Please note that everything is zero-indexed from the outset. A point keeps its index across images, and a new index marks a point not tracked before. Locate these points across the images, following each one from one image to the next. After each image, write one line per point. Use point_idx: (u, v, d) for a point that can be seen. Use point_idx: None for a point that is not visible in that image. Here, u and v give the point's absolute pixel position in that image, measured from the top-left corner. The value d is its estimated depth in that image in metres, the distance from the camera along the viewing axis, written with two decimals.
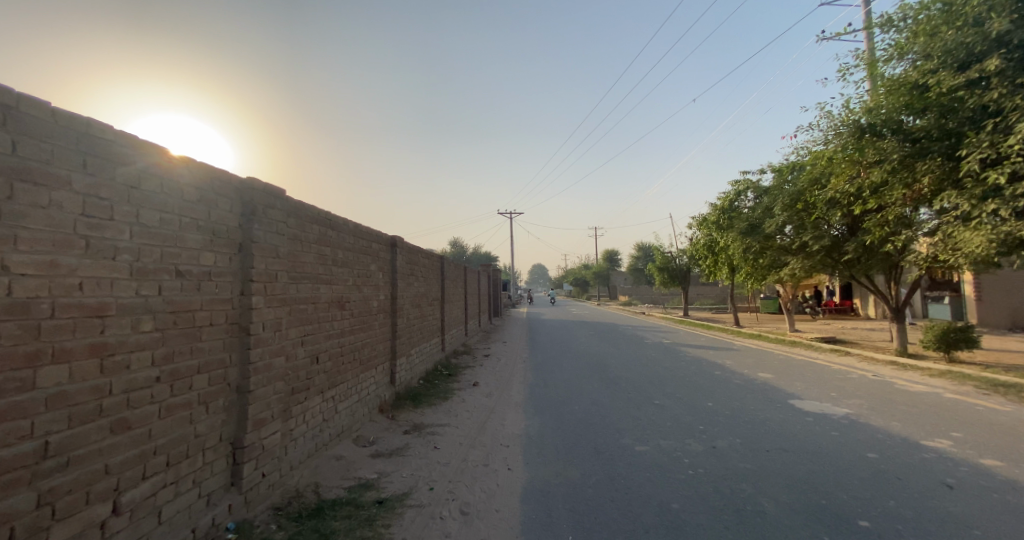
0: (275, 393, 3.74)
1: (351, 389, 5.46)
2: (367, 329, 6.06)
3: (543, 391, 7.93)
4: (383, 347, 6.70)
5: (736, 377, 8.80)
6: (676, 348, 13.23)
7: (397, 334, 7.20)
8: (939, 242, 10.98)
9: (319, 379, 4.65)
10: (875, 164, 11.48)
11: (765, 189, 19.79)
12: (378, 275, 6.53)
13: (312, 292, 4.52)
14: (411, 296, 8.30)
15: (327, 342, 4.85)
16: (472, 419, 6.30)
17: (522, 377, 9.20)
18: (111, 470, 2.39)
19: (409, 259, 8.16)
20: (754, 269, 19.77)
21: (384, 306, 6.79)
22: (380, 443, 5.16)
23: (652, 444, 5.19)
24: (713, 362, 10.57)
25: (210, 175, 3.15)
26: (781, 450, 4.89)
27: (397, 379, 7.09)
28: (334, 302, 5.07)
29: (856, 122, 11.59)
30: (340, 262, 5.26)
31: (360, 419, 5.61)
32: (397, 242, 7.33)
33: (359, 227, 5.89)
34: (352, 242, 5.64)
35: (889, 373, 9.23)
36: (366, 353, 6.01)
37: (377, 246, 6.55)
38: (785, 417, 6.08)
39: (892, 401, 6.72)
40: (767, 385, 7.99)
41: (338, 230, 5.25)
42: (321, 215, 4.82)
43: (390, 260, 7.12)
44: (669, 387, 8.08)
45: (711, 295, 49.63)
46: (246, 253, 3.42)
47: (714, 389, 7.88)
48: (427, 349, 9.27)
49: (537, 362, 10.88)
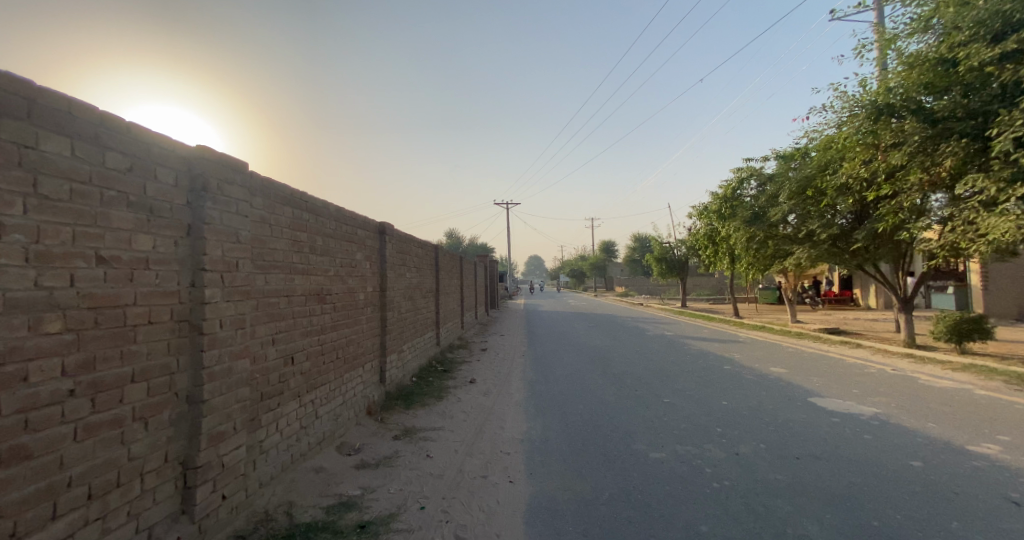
0: (238, 403, 3.18)
1: (334, 391, 4.93)
2: (353, 325, 5.53)
3: (544, 388, 7.43)
4: (372, 343, 6.17)
5: (748, 372, 8.34)
6: (680, 341, 12.76)
7: (387, 328, 6.68)
8: (958, 229, 10.64)
9: (294, 382, 4.11)
10: (892, 147, 11.22)
11: (769, 177, 19.29)
12: (364, 265, 5.98)
13: (284, 283, 3.97)
14: (403, 288, 7.76)
15: (304, 340, 4.32)
16: (469, 421, 5.78)
17: (521, 373, 8.69)
18: (4, 512, 1.82)
19: (400, 248, 7.61)
20: (756, 259, 19.31)
21: (372, 299, 6.25)
22: (367, 452, 4.64)
23: (668, 450, 4.69)
24: (720, 356, 10.13)
25: (147, 142, 2.57)
26: (813, 457, 4.41)
27: (387, 377, 6.56)
28: (313, 295, 4.54)
29: (873, 102, 11.30)
30: (319, 250, 4.71)
31: (345, 423, 5.08)
32: (386, 229, 6.76)
33: (342, 212, 5.33)
34: (333, 227, 5.08)
35: (909, 367, 8.79)
36: (351, 351, 5.47)
37: (363, 233, 5.99)
38: (809, 418, 5.60)
39: (922, 400, 6.28)
40: (783, 381, 7.52)
41: (317, 214, 4.69)
42: (295, 195, 4.24)
43: (378, 249, 6.57)
44: (679, 384, 7.60)
45: (709, 286, 49.34)
46: (196, 237, 2.85)
47: (727, 385, 7.41)
48: (420, 344, 8.74)
49: (537, 357, 10.39)
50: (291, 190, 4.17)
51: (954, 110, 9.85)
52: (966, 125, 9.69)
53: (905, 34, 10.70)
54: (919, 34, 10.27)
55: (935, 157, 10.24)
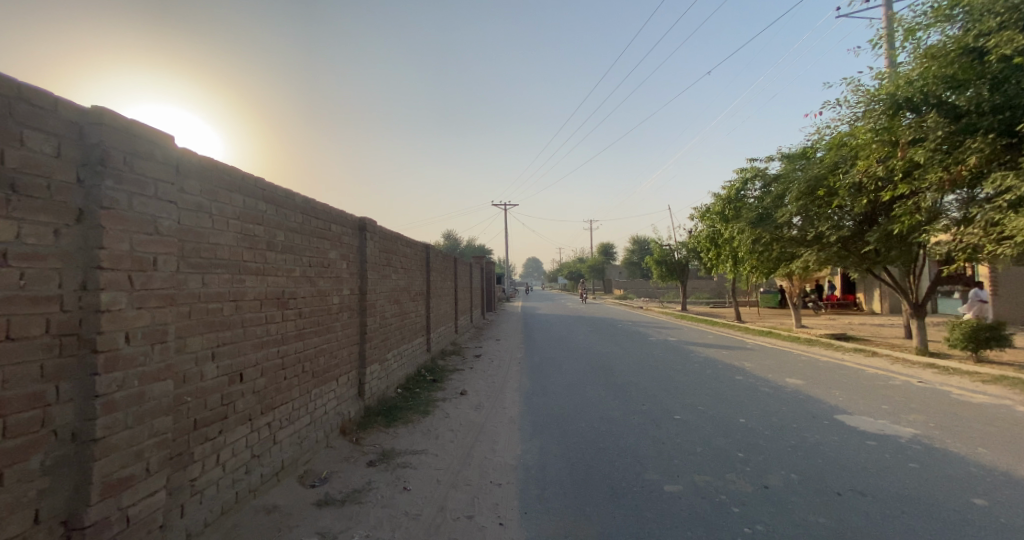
0: (155, 437, 2.51)
1: (298, 411, 4.25)
2: (324, 332, 4.87)
3: (541, 402, 6.75)
4: (348, 353, 5.50)
5: (763, 384, 7.68)
6: (685, 347, 12.13)
7: (367, 336, 6.00)
8: (979, 230, 10.02)
9: (243, 404, 3.43)
10: (911, 143, 10.60)
11: (774, 178, 18.69)
12: (339, 265, 5.31)
13: (228, 286, 3.29)
14: (388, 291, 7.09)
15: (258, 354, 3.64)
16: (457, 443, 5.10)
17: (516, 384, 8.02)
18: None
19: (385, 247, 6.94)
20: (760, 262, 18.69)
21: (349, 303, 5.58)
22: (335, 483, 3.95)
23: (684, 482, 4.04)
24: (730, 365, 9.48)
25: (7, 96, 1.94)
26: (857, 493, 3.75)
27: (366, 390, 5.89)
28: (271, 300, 3.87)
29: (891, 96, 10.69)
30: (281, 247, 4.04)
31: (311, 447, 4.39)
32: (367, 225, 6.10)
33: (311, 204, 4.67)
34: (299, 221, 4.41)
35: (934, 379, 8.14)
36: (322, 362, 4.81)
37: (339, 229, 5.32)
38: (839, 441, 4.95)
39: (960, 418, 5.63)
40: (802, 395, 6.88)
41: (277, 205, 4.03)
42: (247, 181, 3.58)
43: (358, 248, 5.92)
44: (689, 397, 6.94)
45: (708, 289, 48.86)
46: (91, 225, 2.22)
47: (741, 399, 6.76)
48: (407, 352, 8.07)
49: (534, 365, 9.73)
50: (241, 174, 3.51)
51: (980, 104, 9.25)
52: (992, 120, 9.10)
53: (924, 25, 10.12)
54: (940, 24, 9.66)
55: (956, 155, 9.62)
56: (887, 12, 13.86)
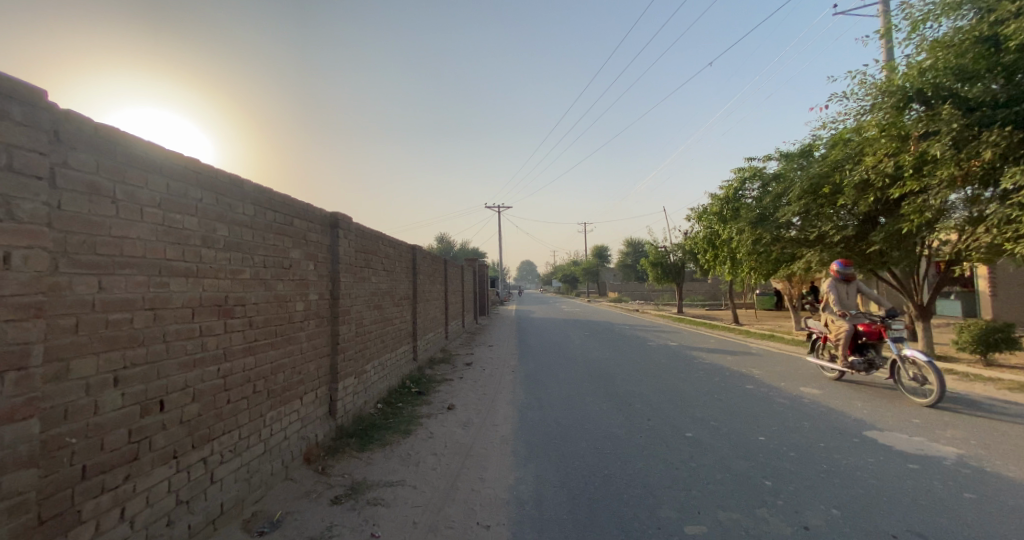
0: (10, 498, 1.83)
1: (246, 441, 3.57)
2: (284, 344, 4.20)
3: (536, 418, 6.07)
4: (315, 368, 4.84)
5: (777, 394, 7.07)
6: (686, 352, 11.52)
7: (341, 346, 5.34)
8: (995, 228, 9.47)
9: (162, 439, 2.75)
10: (921, 137, 10.05)
11: (773, 177, 18.16)
12: (304, 266, 4.63)
13: (141, 291, 2.61)
14: (366, 295, 6.41)
15: (188, 375, 2.97)
16: (440, 471, 4.42)
17: (509, 395, 7.36)
18: None
19: (362, 247, 6.27)
20: (760, 264, 18.15)
21: (318, 310, 4.91)
22: (287, 529, 3.26)
23: (708, 521, 3.39)
24: (736, 372, 8.87)
25: None
26: (916, 535, 3.13)
27: (337, 409, 5.21)
28: (208, 308, 3.19)
29: (901, 88, 10.16)
30: (224, 245, 3.38)
31: (263, 482, 3.71)
32: (340, 222, 5.44)
33: (266, 193, 4.00)
34: (250, 214, 3.74)
35: (958, 386, 7.57)
36: (281, 380, 4.14)
37: (303, 225, 4.64)
38: (876, 465, 4.34)
39: (1003, 434, 5.05)
40: (822, 407, 6.27)
41: (219, 192, 3.35)
42: (173, 164, 2.92)
43: (328, 247, 5.24)
44: (700, 410, 6.30)
45: (701, 292, 48.39)
46: None
47: (757, 412, 6.14)
48: (390, 363, 7.36)
49: (528, 374, 9.07)
50: (160, 151, 2.83)
51: (995, 95, 8.72)
52: (1009, 112, 8.57)
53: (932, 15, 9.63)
54: (949, 14, 9.15)
55: (968, 150, 9.04)
56: (885, 9, 13.46)
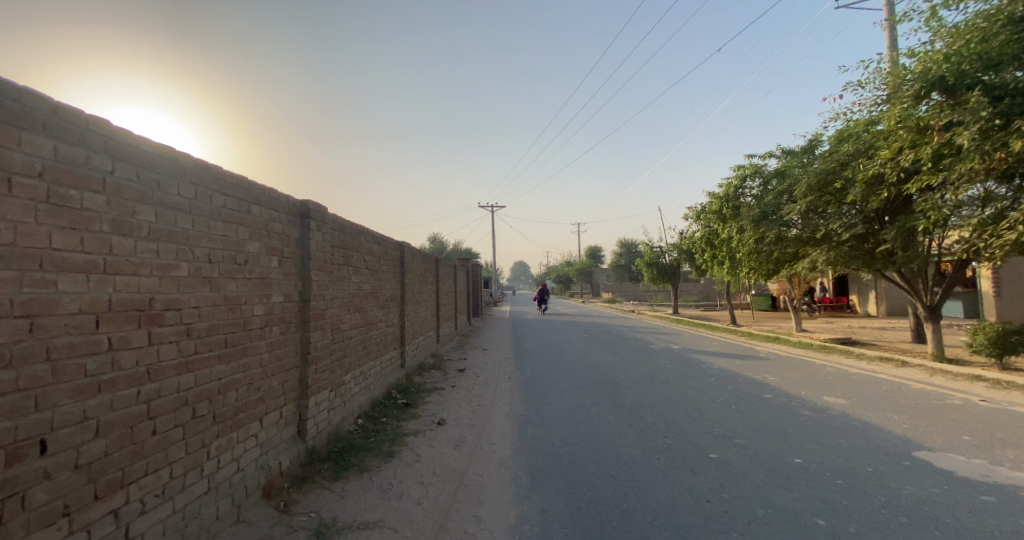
0: None
1: (179, 480, 2.85)
2: (236, 357, 3.50)
3: (538, 436, 5.39)
4: (279, 383, 4.12)
5: (801, 404, 6.43)
6: (692, 357, 10.87)
7: (312, 356, 4.62)
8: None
9: (43, 491, 2.03)
10: (944, 128, 9.43)
11: (775, 174, 17.59)
12: (265, 262, 3.91)
13: (8, 292, 1.90)
14: (345, 296, 5.68)
15: (90, 402, 2.26)
16: (427, 506, 3.72)
17: (505, 407, 6.66)
18: None
19: (340, 242, 5.55)
20: (761, 264, 17.53)
21: (283, 314, 4.19)
22: None
23: None
24: (750, 379, 8.22)
25: None
26: None
27: (307, 429, 4.48)
28: (124, 313, 2.46)
29: (922, 76, 9.55)
30: (150, 234, 2.66)
31: (205, 530, 2.99)
32: (311, 212, 4.70)
33: (211, 171, 3.28)
34: (188, 196, 3.01)
35: (992, 394, 6.98)
36: (232, 401, 3.43)
37: (262, 214, 3.90)
38: (939, 496, 3.70)
39: None
40: (854, 420, 5.65)
41: (141, 165, 2.63)
42: (68, 124, 2.21)
43: (297, 241, 4.52)
44: (720, 425, 5.63)
45: (695, 293, 47.93)
46: None
47: (783, 426, 5.50)
48: (372, 372, 6.63)
49: (525, 382, 8.36)
50: (42, 102, 2.11)
51: None
52: None
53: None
54: None
55: (995, 139, 8.39)
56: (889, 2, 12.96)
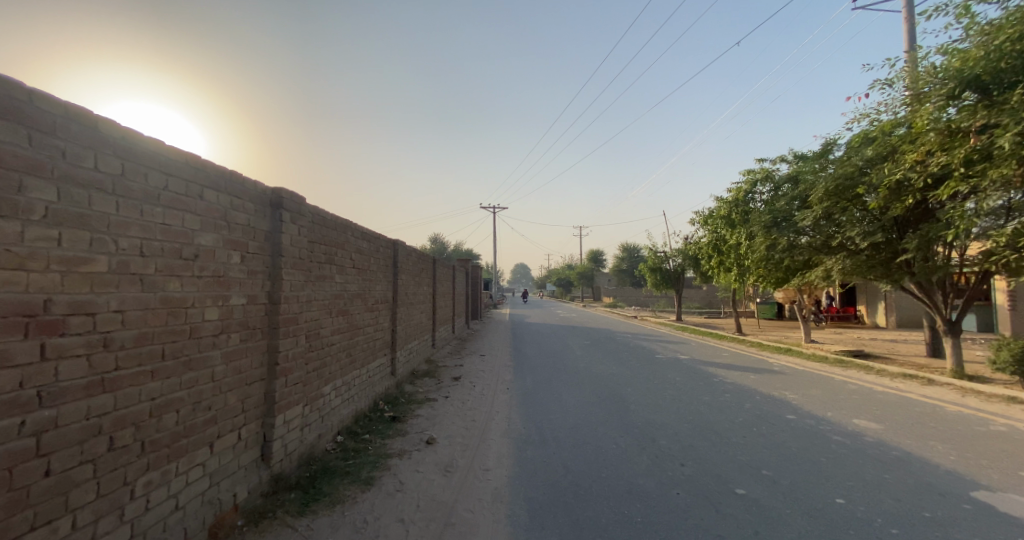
0: None
1: (85, 531, 2.29)
2: (179, 372, 2.90)
3: (539, 461, 4.77)
4: (238, 400, 3.52)
5: (828, 428, 5.82)
6: (702, 369, 10.23)
7: (282, 368, 4.03)
8: None
9: None
10: (977, 132, 8.73)
11: (788, 180, 16.90)
12: (222, 257, 3.32)
13: None
14: (327, 299, 5.08)
15: None
16: None
17: (501, 424, 6.04)
18: None
19: (321, 238, 4.95)
20: (772, 271, 16.83)
21: (245, 319, 3.60)
22: None
23: None
24: (767, 396, 7.61)
25: None
26: None
27: (272, 452, 3.88)
28: (3, 319, 1.92)
29: (955, 76, 8.85)
30: (47, 216, 2.10)
31: None
32: (284, 203, 4.10)
33: (145, 144, 2.68)
34: (113, 171, 2.44)
35: None
36: (171, 425, 2.84)
37: (219, 203, 3.29)
38: None
39: None
40: (890, 448, 5.04)
41: (34, 127, 2.07)
42: None
43: (267, 235, 3.93)
44: (741, 451, 5.02)
45: (697, 299, 47.32)
46: None
47: (814, 455, 4.89)
48: (357, 382, 6.03)
49: (524, 394, 7.75)
50: None
51: None
52: None
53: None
54: None
55: None
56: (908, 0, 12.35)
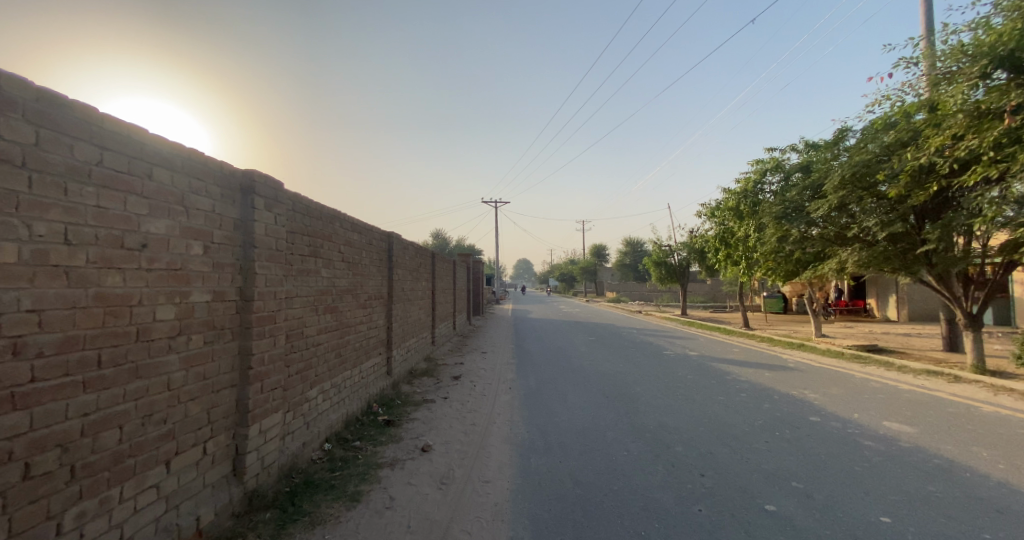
0: None
1: None
2: (123, 381, 2.48)
3: (545, 471, 4.35)
4: (203, 410, 3.10)
5: (856, 431, 5.38)
6: (714, 366, 9.77)
7: (256, 372, 3.60)
8: None
9: None
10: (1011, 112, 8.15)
11: (799, 168, 16.31)
12: (180, 247, 2.89)
13: None
14: (311, 295, 4.65)
15: None
16: None
17: (502, 428, 5.62)
18: None
19: (304, 228, 4.51)
20: (782, 265, 16.29)
21: (210, 319, 3.17)
22: None
23: None
24: (786, 395, 7.17)
25: None
26: None
27: (243, 467, 3.46)
28: None
29: (989, 52, 8.26)
30: None
31: None
32: (256, 188, 3.66)
33: (69, 109, 2.23)
34: (25, 140, 2.01)
35: None
36: (113, 444, 2.41)
37: (173, 184, 2.85)
38: None
39: None
40: (929, 455, 4.60)
41: None
42: None
43: (237, 222, 3.50)
44: (765, 459, 4.58)
45: (702, 293, 46.86)
46: None
47: (846, 462, 4.45)
48: (348, 384, 5.60)
49: (528, 394, 7.33)
50: None
51: None
52: None
53: None
54: None
55: None
56: None
